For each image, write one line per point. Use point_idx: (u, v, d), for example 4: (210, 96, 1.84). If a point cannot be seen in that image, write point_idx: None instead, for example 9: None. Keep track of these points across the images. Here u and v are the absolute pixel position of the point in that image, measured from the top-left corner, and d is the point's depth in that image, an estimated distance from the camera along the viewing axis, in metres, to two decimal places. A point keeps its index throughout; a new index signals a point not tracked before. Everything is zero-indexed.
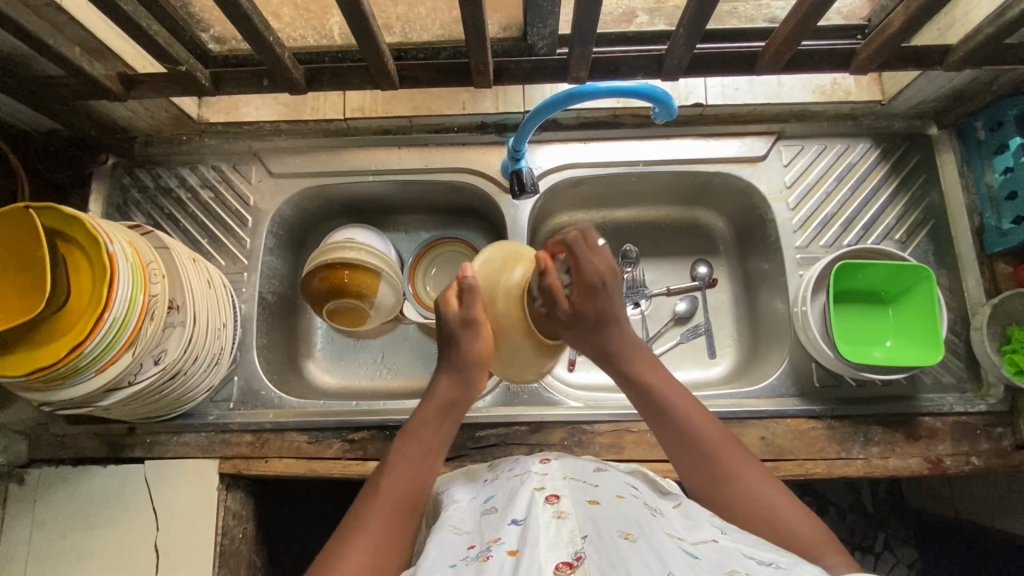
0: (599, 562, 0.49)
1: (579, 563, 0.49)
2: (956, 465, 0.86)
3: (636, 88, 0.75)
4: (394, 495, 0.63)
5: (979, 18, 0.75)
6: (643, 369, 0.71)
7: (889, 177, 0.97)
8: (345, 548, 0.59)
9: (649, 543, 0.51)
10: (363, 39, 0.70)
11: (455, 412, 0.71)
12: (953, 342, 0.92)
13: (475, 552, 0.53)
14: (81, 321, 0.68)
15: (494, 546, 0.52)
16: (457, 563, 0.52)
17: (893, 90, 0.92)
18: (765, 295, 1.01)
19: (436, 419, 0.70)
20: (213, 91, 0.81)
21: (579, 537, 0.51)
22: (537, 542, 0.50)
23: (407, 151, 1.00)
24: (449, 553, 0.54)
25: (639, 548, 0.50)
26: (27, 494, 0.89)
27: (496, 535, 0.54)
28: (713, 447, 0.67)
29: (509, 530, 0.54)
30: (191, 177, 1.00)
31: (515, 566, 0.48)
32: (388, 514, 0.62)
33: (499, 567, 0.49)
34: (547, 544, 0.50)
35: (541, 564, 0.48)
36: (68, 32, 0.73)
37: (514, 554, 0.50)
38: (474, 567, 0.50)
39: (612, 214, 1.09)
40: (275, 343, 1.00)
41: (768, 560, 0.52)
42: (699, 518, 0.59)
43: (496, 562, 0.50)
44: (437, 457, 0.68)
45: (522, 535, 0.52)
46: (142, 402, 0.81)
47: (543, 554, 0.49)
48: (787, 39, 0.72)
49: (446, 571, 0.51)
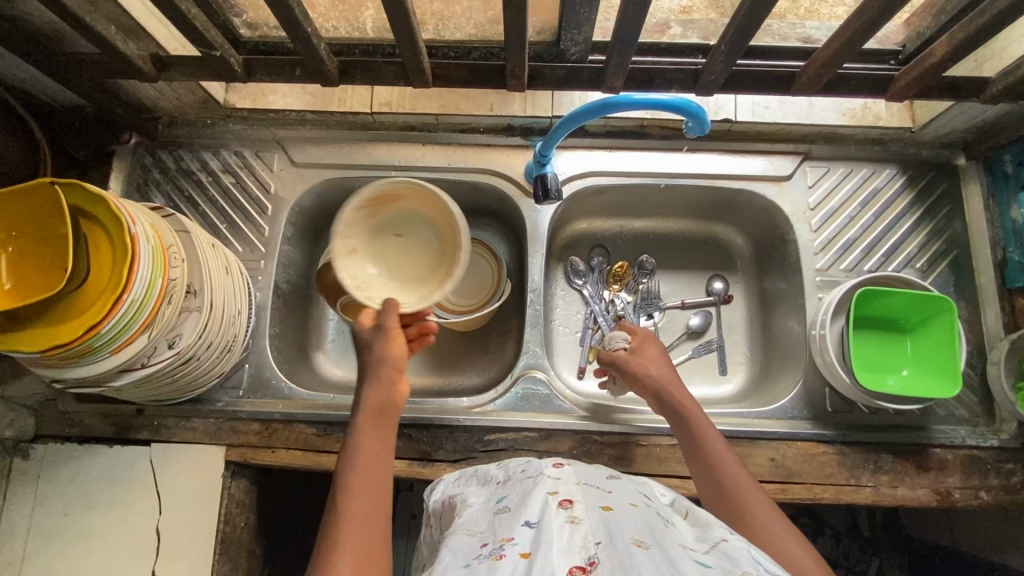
0: (611, 567, 0.48)
1: (592, 567, 0.48)
2: (964, 498, 0.86)
3: (672, 102, 0.74)
4: (358, 511, 0.61)
5: (1020, 52, 0.75)
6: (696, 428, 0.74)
7: (914, 205, 0.96)
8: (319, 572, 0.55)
9: (662, 549, 0.50)
10: (401, 35, 0.69)
11: (388, 414, 0.71)
12: (968, 374, 0.92)
13: (488, 550, 0.52)
14: (98, 301, 0.67)
15: (507, 546, 0.52)
16: (471, 562, 0.51)
17: (924, 118, 0.91)
18: (780, 315, 1.00)
19: (375, 425, 0.69)
20: (244, 77, 0.80)
21: (592, 542, 0.51)
22: (550, 545, 0.50)
23: (431, 149, 1.00)
24: (463, 554, 0.54)
25: (652, 556, 0.49)
26: (31, 469, 0.88)
27: (508, 534, 0.54)
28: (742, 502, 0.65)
29: (522, 531, 0.53)
30: (213, 161, 1.00)
31: (528, 567, 0.48)
32: (356, 528, 0.59)
33: (512, 567, 0.48)
34: (561, 548, 0.50)
35: (554, 568, 0.47)
36: (104, 10, 0.73)
37: (527, 556, 0.49)
38: (487, 566, 0.50)
39: (631, 224, 1.09)
40: (288, 333, 1.00)
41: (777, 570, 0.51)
42: (709, 522, 0.58)
43: (509, 563, 0.49)
44: (388, 463, 0.67)
45: (536, 537, 0.51)
46: (154, 384, 0.81)
47: (556, 557, 0.49)
48: (826, 62, 0.71)
49: (460, 571, 0.50)
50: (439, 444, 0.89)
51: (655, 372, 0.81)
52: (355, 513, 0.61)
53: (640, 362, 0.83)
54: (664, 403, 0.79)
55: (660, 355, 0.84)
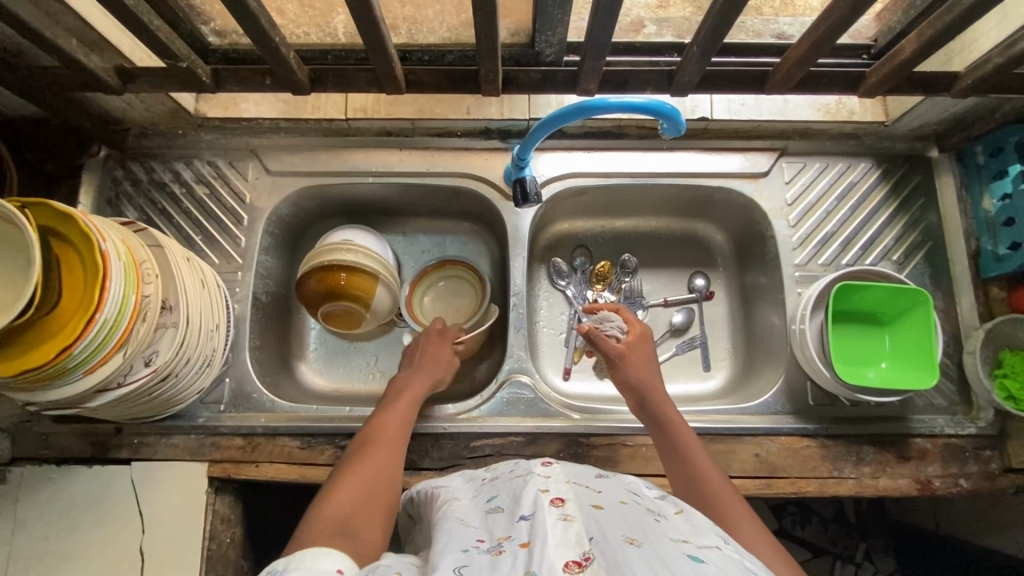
0: (606, 563, 0.48)
1: (588, 562, 0.47)
2: (944, 486, 0.87)
3: (646, 105, 0.73)
4: (367, 463, 0.71)
5: (987, 46, 0.76)
6: (683, 438, 0.75)
7: (889, 198, 0.97)
8: (324, 501, 0.66)
9: (655, 548, 0.50)
10: (371, 41, 0.68)
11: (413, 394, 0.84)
12: (946, 364, 0.93)
13: (486, 545, 0.52)
14: (71, 322, 0.65)
15: (506, 543, 0.51)
16: (469, 550, 0.52)
17: (896, 113, 0.93)
18: (761, 310, 1.01)
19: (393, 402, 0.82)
20: (213, 87, 0.78)
21: (585, 538, 0.50)
22: (547, 539, 0.49)
23: (409, 154, 0.99)
24: (459, 541, 0.54)
25: (644, 554, 0.49)
26: (7, 494, 0.87)
27: (506, 532, 0.53)
28: (725, 504, 0.66)
29: (518, 526, 0.53)
30: (186, 172, 0.98)
31: (527, 561, 0.47)
32: (360, 475, 0.69)
33: (511, 561, 0.48)
34: (557, 543, 0.49)
35: (551, 560, 0.47)
36: (64, 23, 0.71)
37: (526, 546, 0.50)
38: (486, 560, 0.49)
39: (612, 223, 1.09)
40: (268, 345, 0.99)
41: None
42: (701, 524, 0.58)
43: (508, 556, 0.49)
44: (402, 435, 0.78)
45: (533, 529, 0.51)
46: (132, 402, 0.79)
47: (553, 550, 0.48)
48: (798, 60, 0.72)
49: (458, 555, 0.51)
50: (425, 452, 0.89)
51: (642, 376, 0.83)
52: (355, 471, 0.70)
53: (629, 361, 0.84)
54: (648, 412, 0.80)
55: (650, 359, 0.86)
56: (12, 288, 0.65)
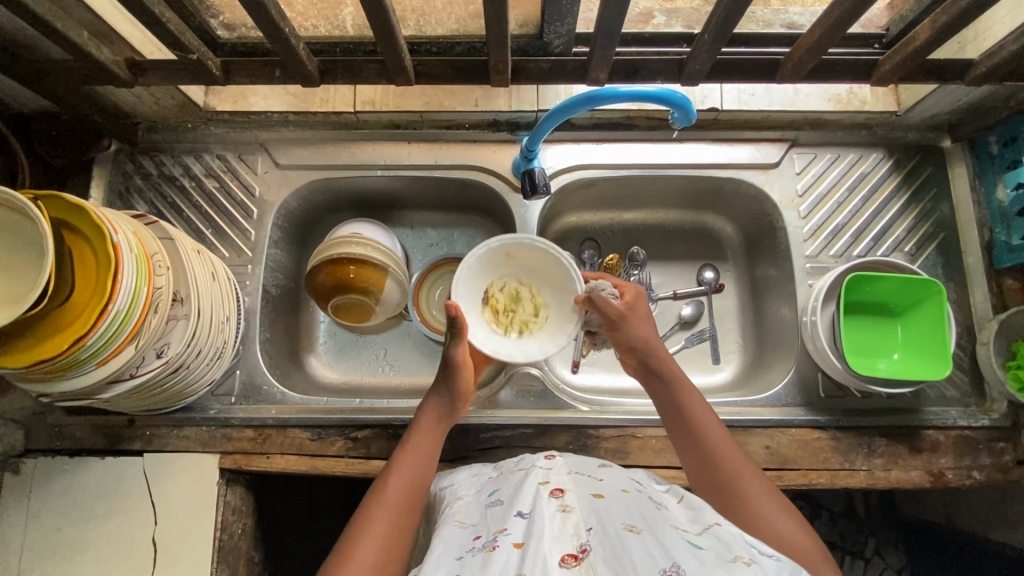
0: (605, 555, 0.48)
1: (585, 555, 0.48)
2: (957, 478, 0.87)
3: (657, 93, 0.73)
4: (384, 518, 0.65)
5: (1002, 33, 0.75)
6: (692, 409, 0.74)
7: (901, 188, 0.96)
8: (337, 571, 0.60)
9: (655, 534, 0.51)
10: (381, 32, 0.68)
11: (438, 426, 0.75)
12: (959, 356, 0.92)
13: (481, 542, 0.52)
14: (82, 314, 0.65)
15: (500, 537, 0.51)
16: (464, 554, 0.51)
17: (909, 101, 0.92)
18: (771, 302, 1.01)
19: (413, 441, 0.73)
20: (223, 80, 0.78)
21: (584, 529, 0.51)
22: (542, 535, 0.49)
23: (417, 147, 0.99)
24: (455, 546, 0.54)
25: (644, 541, 0.50)
26: (22, 485, 0.87)
27: (502, 526, 0.54)
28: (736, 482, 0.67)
29: (515, 521, 0.53)
30: (195, 165, 0.98)
31: (521, 558, 0.47)
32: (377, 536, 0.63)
33: (505, 559, 0.48)
34: (553, 537, 0.50)
35: (546, 556, 0.47)
36: (75, 15, 0.71)
37: (520, 546, 0.49)
38: (480, 559, 0.49)
39: (621, 216, 1.09)
40: (278, 337, 0.99)
41: (770, 552, 0.51)
42: (702, 506, 0.58)
43: (502, 553, 0.49)
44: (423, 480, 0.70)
45: (528, 527, 0.51)
46: (144, 394, 0.80)
47: (548, 545, 0.48)
48: (810, 49, 0.71)
49: (452, 563, 0.50)
50: None
51: (644, 334, 0.80)
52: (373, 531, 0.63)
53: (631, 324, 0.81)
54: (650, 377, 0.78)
55: (648, 317, 0.83)
56: (26, 278, 0.65)
